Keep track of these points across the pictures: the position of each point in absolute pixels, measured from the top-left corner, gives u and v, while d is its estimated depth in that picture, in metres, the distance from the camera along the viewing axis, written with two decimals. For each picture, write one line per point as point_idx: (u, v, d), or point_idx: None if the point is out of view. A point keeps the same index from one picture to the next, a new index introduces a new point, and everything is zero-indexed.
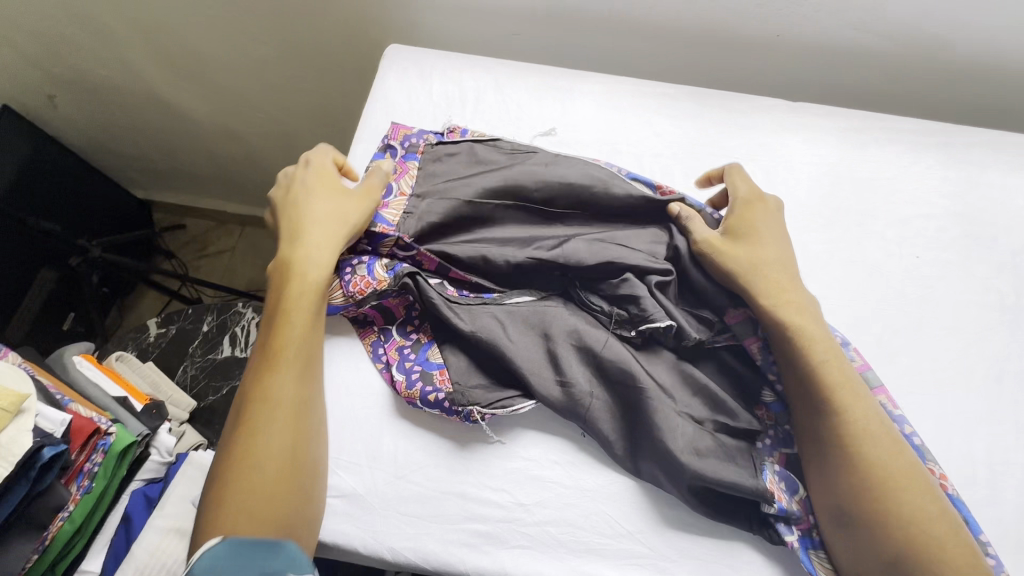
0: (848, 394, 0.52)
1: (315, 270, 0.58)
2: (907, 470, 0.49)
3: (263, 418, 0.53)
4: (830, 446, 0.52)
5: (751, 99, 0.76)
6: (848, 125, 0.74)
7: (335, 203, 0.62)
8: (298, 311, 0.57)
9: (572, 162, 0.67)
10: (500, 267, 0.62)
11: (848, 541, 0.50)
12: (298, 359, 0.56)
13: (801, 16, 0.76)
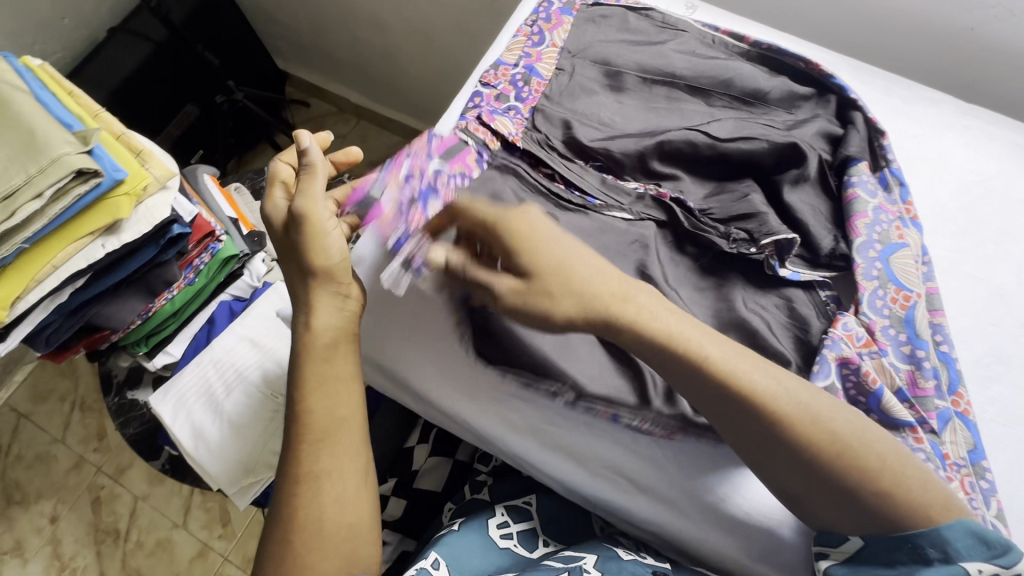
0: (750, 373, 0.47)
1: (321, 333, 0.54)
2: (844, 424, 0.45)
3: (287, 499, 0.51)
4: (751, 425, 0.47)
5: (918, 89, 0.71)
6: (1020, 141, 0.68)
7: (295, 246, 0.55)
8: (303, 382, 0.53)
9: (719, 53, 0.72)
10: (630, 156, 0.65)
11: (831, 511, 0.46)
12: (317, 434, 0.53)
13: (1003, 11, 0.69)
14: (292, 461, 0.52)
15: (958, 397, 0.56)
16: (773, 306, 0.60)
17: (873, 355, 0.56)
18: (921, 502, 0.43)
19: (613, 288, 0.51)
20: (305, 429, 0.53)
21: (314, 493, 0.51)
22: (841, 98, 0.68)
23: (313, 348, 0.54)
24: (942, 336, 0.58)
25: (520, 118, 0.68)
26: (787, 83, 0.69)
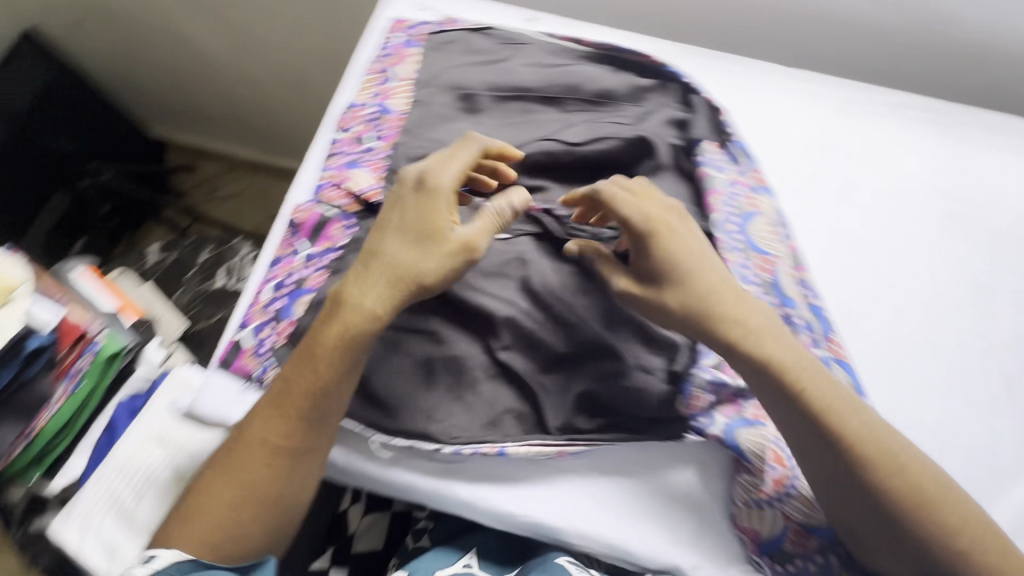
0: (741, 312, 0.54)
1: (364, 325, 0.53)
2: (938, 483, 0.50)
3: (256, 462, 0.52)
4: (843, 465, 0.50)
5: (748, 62, 0.75)
6: (845, 95, 0.74)
7: (406, 246, 0.54)
8: (331, 344, 0.53)
9: (564, 60, 0.73)
10: None
11: (887, 555, 0.50)
12: (285, 409, 0.53)
13: None
14: (277, 429, 0.52)
15: (837, 345, 0.59)
16: None
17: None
18: (989, 563, 0.48)
19: (731, 306, 0.54)
20: (298, 403, 0.53)
21: (281, 475, 0.52)
22: (683, 86, 0.71)
23: (360, 325, 0.53)
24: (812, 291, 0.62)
25: (379, 158, 0.67)
26: (631, 78, 0.72)
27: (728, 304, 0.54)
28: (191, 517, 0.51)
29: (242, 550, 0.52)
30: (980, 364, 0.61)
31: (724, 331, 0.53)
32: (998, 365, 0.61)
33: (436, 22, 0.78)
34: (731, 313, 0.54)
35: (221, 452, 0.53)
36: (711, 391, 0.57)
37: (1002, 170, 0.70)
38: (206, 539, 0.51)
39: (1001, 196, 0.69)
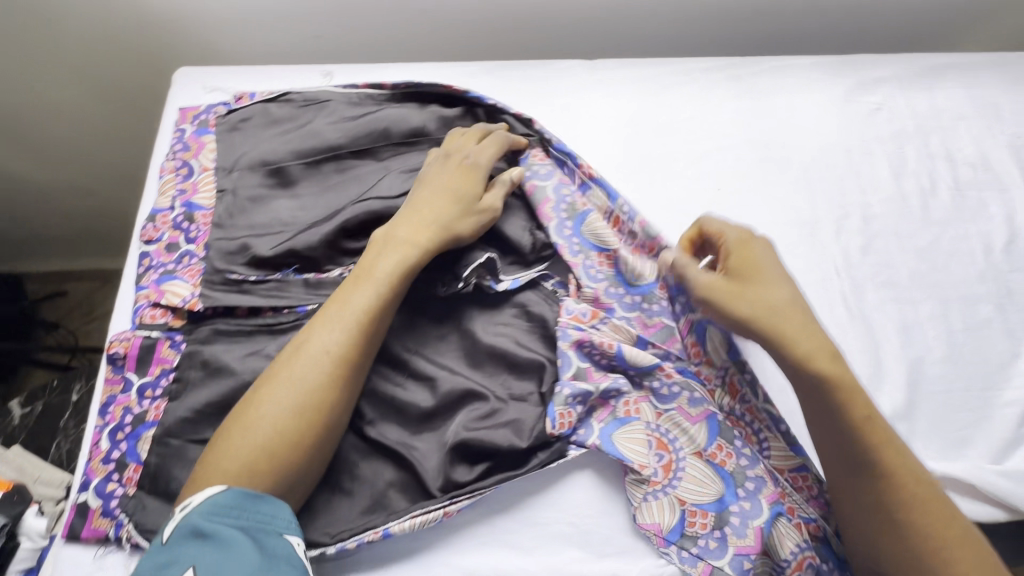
0: (764, 298, 0.54)
1: (395, 280, 0.56)
2: (967, 535, 0.48)
3: (318, 372, 0.51)
4: (881, 505, 0.49)
5: (549, 65, 0.76)
6: (644, 74, 0.76)
7: (446, 196, 0.61)
8: (371, 289, 0.55)
9: (368, 108, 0.72)
10: (317, 247, 0.63)
11: None
12: (318, 363, 0.51)
13: None
14: (340, 338, 0.53)
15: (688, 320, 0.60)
16: (512, 318, 0.62)
17: (607, 322, 0.60)
18: None
19: (797, 315, 0.53)
20: (353, 348, 0.53)
21: (345, 385, 0.52)
22: (487, 108, 0.71)
23: (400, 271, 0.56)
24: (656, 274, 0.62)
25: (197, 261, 0.64)
26: (437, 111, 0.71)
27: (797, 319, 0.53)
28: (255, 427, 0.49)
29: (313, 430, 0.50)
30: (825, 294, 0.64)
31: (783, 341, 0.52)
32: (839, 288, 0.64)
33: (230, 101, 0.75)
34: (805, 339, 0.52)
35: (276, 370, 0.52)
36: (578, 403, 0.56)
37: (799, 107, 0.74)
38: (258, 462, 0.48)
39: (806, 132, 0.73)
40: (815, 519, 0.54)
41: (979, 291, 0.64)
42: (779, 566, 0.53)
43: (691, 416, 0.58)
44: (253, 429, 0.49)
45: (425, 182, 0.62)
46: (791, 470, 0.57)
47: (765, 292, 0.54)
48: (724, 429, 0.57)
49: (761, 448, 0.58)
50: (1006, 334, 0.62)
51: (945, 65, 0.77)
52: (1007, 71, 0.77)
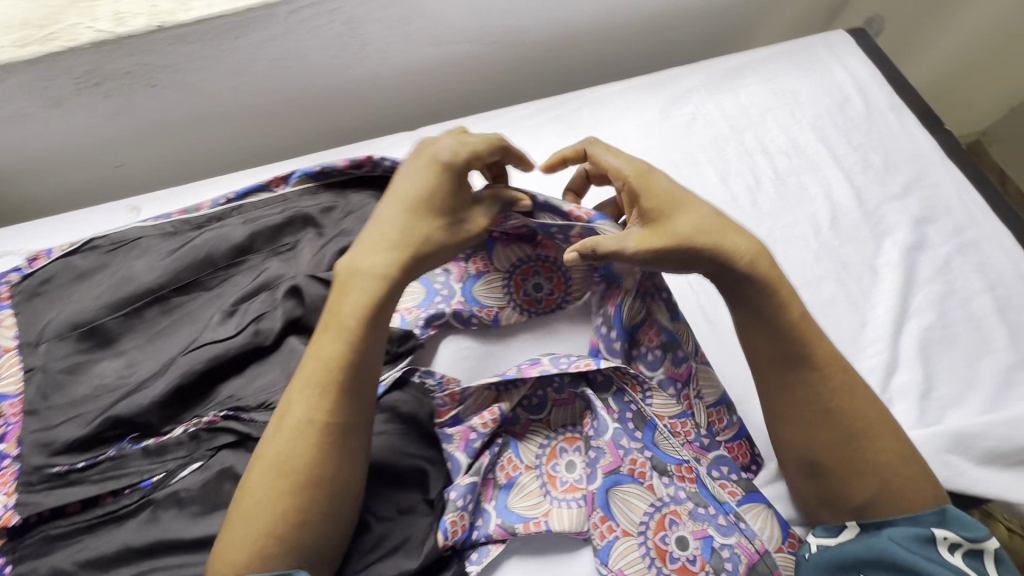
0: (692, 224, 0.54)
1: (357, 332, 0.51)
2: (880, 418, 0.52)
3: (304, 444, 0.48)
4: (794, 385, 0.53)
5: (372, 146, 0.75)
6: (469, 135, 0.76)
7: (402, 214, 0.54)
8: (342, 338, 0.51)
9: (185, 236, 0.66)
10: (150, 409, 0.56)
11: (825, 494, 0.53)
12: (297, 441, 0.48)
13: (377, 53, 0.72)
14: (320, 401, 0.49)
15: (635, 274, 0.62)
16: (380, 425, 0.57)
17: (469, 386, 0.58)
18: (917, 494, 0.50)
19: (718, 229, 0.54)
20: (337, 407, 0.49)
21: (338, 448, 0.48)
22: (304, 213, 0.68)
23: (368, 309, 0.51)
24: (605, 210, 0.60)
25: (9, 462, 0.55)
26: (262, 222, 0.67)
27: (722, 227, 0.54)
28: (245, 528, 0.46)
29: (305, 516, 0.46)
30: None
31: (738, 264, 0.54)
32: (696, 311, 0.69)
33: (25, 264, 0.67)
34: (747, 250, 0.54)
35: (262, 455, 0.48)
36: (467, 505, 0.52)
37: (623, 134, 0.76)
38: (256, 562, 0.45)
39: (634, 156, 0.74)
40: (688, 461, 0.55)
41: (818, 271, 0.68)
42: (641, 534, 0.53)
43: (562, 400, 0.59)
44: (243, 535, 0.45)
45: (415, 181, 0.56)
46: (670, 416, 0.57)
47: (685, 220, 0.54)
48: (587, 400, 0.58)
49: (644, 396, 0.58)
50: (851, 307, 0.65)
51: (743, 63, 0.82)
52: (797, 57, 0.83)
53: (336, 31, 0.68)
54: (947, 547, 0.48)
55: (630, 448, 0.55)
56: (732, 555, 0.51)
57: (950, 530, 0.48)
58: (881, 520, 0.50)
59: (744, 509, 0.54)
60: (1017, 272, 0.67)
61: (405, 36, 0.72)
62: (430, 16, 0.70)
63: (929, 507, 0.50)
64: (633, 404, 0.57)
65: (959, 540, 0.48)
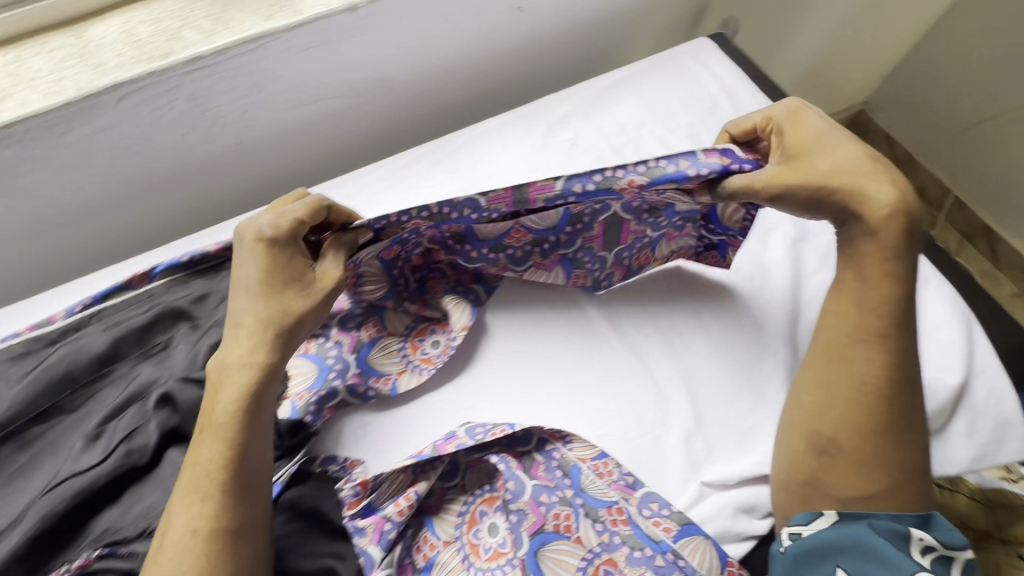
0: (828, 163, 0.53)
1: (236, 430, 0.48)
2: (914, 413, 0.51)
3: (188, 560, 0.45)
4: (855, 363, 0.52)
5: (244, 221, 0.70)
6: (349, 195, 0.73)
7: (254, 295, 0.51)
8: (216, 440, 0.48)
9: (35, 356, 0.59)
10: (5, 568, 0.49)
11: (822, 469, 0.51)
12: (182, 560, 0.45)
13: (235, 123, 0.69)
14: (203, 510, 0.46)
15: (523, 231, 0.61)
16: (281, 527, 0.53)
17: (382, 472, 0.54)
18: (909, 496, 0.50)
19: (859, 173, 0.52)
20: (222, 512, 0.46)
21: (229, 555, 0.45)
22: (174, 306, 0.62)
23: (240, 402, 0.49)
24: (457, 201, 0.55)
25: None
26: (124, 324, 0.61)
27: (862, 173, 0.52)
28: None
29: None
30: (591, 349, 0.64)
31: (865, 209, 0.52)
32: (602, 329, 0.65)
33: None
34: (887, 197, 0.51)
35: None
36: None
37: (506, 168, 0.75)
38: None
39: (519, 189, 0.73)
40: (617, 502, 0.54)
41: (714, 278, 0.68)
42: None
43: (472, 464, 0.57)
44: None
45: (250, 260, 0.52)
46: (591, 458, 0.56)
47: (825, 160, 0.53)
48: (493, 471, 0.56)
49: (565, 443, 0.57)
50: (749, 308, 0.66)
51: (613, 82, 0.83)
52: (664, 69, 0.85)
53: (179, 110, 0.63)
54: (920, 547, 0.47)
55: (552, 503, 0.54)
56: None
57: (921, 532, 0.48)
58: (862, 514, 0.49)
59: (682, 545, 0.52)
60: None
61: (262, 102, 0.68)
62: (283, 79, 0.67)
63: (913, 510, 0.50)
64: (557, 452, 0.57)
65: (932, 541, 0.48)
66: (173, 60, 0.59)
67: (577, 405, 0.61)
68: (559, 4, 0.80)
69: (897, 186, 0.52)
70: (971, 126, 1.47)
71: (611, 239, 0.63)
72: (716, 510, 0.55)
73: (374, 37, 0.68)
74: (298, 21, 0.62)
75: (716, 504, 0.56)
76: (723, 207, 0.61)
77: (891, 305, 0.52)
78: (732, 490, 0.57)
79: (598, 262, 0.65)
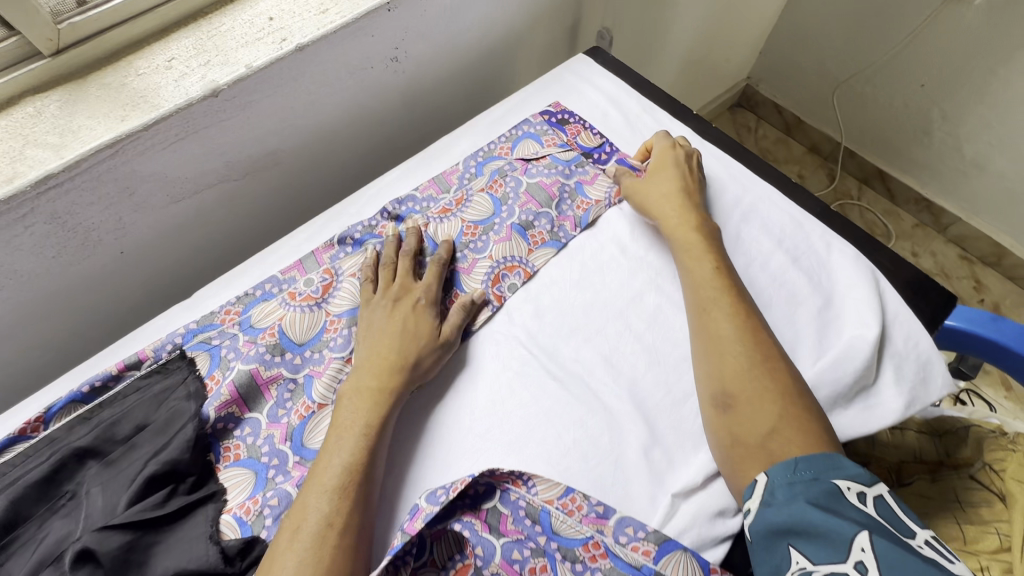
0: (654, 194, 0.71)
1: (367, 432, 0.54)
2: (775, 355, 0.58)
3: (327, 541, 0.47)
4: (707, 328, 0.61)
5: (144, 334, 0.66)
6: (253, 279, 0.70)
7: (404, 333, 0.61)
8: (355, 445, 0.53)
9: None
10: None
11: (731, 422, 0.55)
12: (314, 543, 0.46)
13: (111, 231, 0.64)
14: (335, 497, 0.49)
15: (471, 224, 0.73)
16: None
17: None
18: (811, 428, 0.52)
19: (670, 207, 0.70)
20: (352, 514, 0.49)
21: (353, 540, 0.48)
22: (77, 447, 0.56)
23: (375, 421, 0.55)
24: (401, 199, 0.76)
25: None
26: (21, 480, 0.53)
27: (676, 210, 0.70)
28: None
29: None
30: (534, 383, 0.63)
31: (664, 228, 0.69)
32: (539, 363, 0.64)
33: None
34: (675, 228, 0.69)
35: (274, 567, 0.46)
36: None
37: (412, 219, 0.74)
38: None
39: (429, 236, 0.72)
40: (591, 536, 0.54)
41: (637, 286, 0.69)
42: None
43: (440, 535, 0.54)
44: None
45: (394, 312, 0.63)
46: (558, 497, 0.55)
47: (657, 189, 0.72)
48: (463, 540, 0.53)
49: (528, 487, 0.56)
50: (678, 309, 0.67)
51: (501, 114, 0.85)
52: (548, 91, 0.87)
53: (41, 234, 0.58)
54: (856, 497, 0.47)
55: (525, 558, 0.52)
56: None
57: (852, 481, 0.48)
58: (784, 456, 0.51)
59: (663, 565, 0.52)
60: (794, 220, 0.74)
61: (137, 205, 0.64)
62: (155, 177, 0.63)
63: (824, 449, 0.51)
64: (522, 499, 0.55)
65: (862, 488, 0.47)
66: (19, 184, 0.54)
67: (532, 447, 0.59)
68: (434, 48, 0.81)
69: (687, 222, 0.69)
70: (840, 84, 1.60)
71: (545, 199, 0.75)
72: (689, 520, 0.55)
73: (245, 116, 0.66)
74: (156, 116, 0.59)
75: (687, 513, 0.56)
76: (584, 140, 0.81)
77: (720, 277, 0.63)
78: (699, 494, 0.57)
79: (545, 219, 0.73)
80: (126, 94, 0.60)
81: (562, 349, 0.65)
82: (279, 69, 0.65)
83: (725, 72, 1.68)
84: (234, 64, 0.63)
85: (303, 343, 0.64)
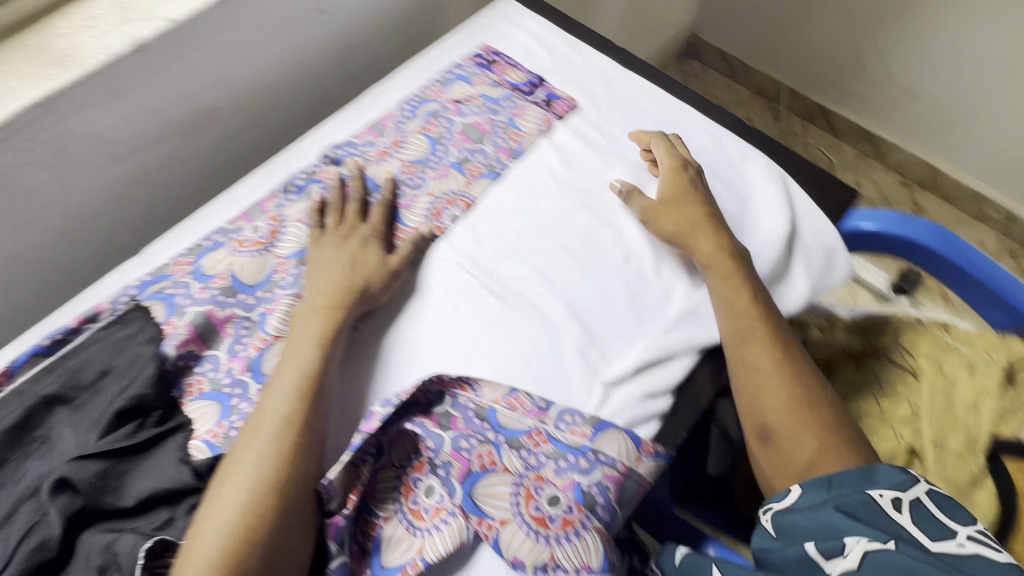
0: (675, 212, 0.70)
1: (321, 343, 0.58)
2: (811, 378, 0.61)
3: (286, 433, 0.52)
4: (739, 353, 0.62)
5: (100, 289, 0.68)
6: (201, 230, 0.72)
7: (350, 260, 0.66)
8: (311, 352, 0.57)
9: None
10: None
11: (775, 449, 0.58)
12: (275, 436, 0.51)
13: (54, 192, 0.65)
14: (293, 397, 0.54)
15: (409, 163, 0.77)
16: None
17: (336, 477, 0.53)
18: (850, 450, 0.56)
19: (690, 225, 0.69)
20: (309, 407, 0.54)
21: (314, 432, 0.53)
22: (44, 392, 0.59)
23: (330, 332, 0.59)
24: (340, 145, 0.78)
25: None
26: None
27: (710, 238, 0.69)
28: (212, 521, 0.47)
29: (283, 501, 0.49)
30: (476, 300, 0.67)
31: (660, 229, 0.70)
32: (480, 282, 0.69)
33: None
34: (704, 249, 0.68)
35: (240, 454, 0.51)
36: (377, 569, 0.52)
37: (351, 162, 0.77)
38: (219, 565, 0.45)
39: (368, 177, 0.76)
40: (534, 426, 0.59)
41: (568, 207, 0.74)
42: (515, 512, 0.54)
43: (396, 438, 0.58)
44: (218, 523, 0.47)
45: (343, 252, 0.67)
46: (503, 396, 0.60)
47: (688, 213, 0.70)
48: (417, 438, 0.58)
49: (475, 390, 0.61)
50: (605, 224, 0.72)
51: (432, 59, 0.87)
52: (476, 34, 0.89)
53: None
54: (890, 503, 0.50)
55: (473, 447, 0.57)
56: (601, 488, 0.55)
57: (889, 488, 0.51)
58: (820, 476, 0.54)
59: (598, 442, 0.58)
60: (711, 136, 0.79)
61: (76, 165, 0.66)
62: (91, 136, 0.65)
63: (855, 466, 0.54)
64: (470, 402, 0.60)
65: (898, 495, 0.50)
66: None
67: (477, 355, 0.64)
68: None
69: (717, 242, 0.68)
70: (775, 21, 1.65)
71: (477, 136, 0.79)
72: (620, 404, 0.61)
73: (174, 72, 0.68)
74: (83, 73, 0.60)
75: (619, 398, 0.62)
76: (512, 76, 0.84)
77: (728, 284, 0.65)
78: (630, 381, 0.63)
79: (479, 153, 0.77)
80: (50, 55, 0.61)
81: (500, 267, 0.70)
82: (203, 23, 0.66)
83: (665, 17, 1.70)
84: (155, 18, 0.64)
85: (253, 285, 0.67)
